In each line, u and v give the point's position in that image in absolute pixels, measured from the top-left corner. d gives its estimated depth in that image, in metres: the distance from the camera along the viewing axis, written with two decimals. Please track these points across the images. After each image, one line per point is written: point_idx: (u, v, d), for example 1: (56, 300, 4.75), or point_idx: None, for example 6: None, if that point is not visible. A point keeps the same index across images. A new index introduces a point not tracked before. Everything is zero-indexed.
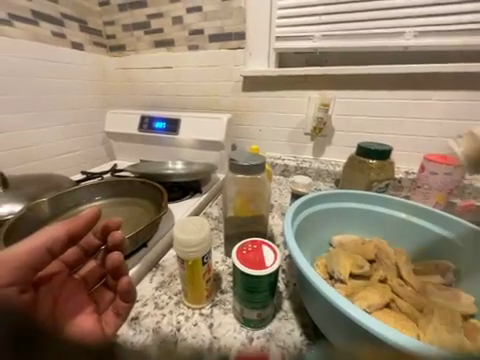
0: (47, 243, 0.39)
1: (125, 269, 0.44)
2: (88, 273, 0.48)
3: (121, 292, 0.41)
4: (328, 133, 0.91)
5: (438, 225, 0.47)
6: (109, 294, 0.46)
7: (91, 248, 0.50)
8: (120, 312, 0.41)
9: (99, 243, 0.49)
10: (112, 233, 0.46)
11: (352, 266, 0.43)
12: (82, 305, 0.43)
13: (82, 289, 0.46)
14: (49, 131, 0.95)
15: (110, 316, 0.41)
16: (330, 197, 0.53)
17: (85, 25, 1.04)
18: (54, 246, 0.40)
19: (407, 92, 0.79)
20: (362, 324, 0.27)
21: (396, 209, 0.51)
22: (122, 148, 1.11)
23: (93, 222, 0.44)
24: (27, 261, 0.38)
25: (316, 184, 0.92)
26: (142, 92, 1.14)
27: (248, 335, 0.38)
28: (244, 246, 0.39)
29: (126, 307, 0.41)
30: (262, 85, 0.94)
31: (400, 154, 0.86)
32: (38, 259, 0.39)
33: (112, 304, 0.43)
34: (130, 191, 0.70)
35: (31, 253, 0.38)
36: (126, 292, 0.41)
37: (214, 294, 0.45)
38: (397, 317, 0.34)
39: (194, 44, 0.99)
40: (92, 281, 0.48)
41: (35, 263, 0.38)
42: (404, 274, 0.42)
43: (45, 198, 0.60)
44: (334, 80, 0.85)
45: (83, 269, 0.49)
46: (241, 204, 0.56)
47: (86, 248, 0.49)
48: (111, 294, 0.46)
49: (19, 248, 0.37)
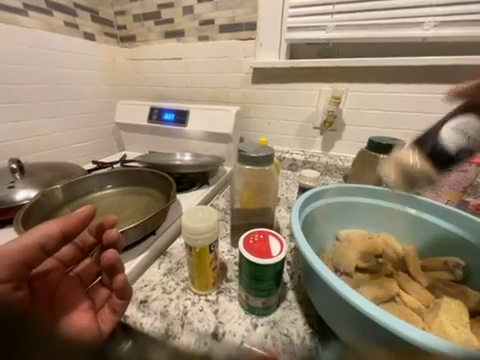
0: (40, 239, 0.40)
1: (120, 267, 0.43)
2: (84, 270, 0.49)
3: (117, 290, 0.42)
4: (338, 127, 0.90)
5: (448, 221, 0.46)
6: (104, 291, 0.46)
7: (87, 246, 0.50)
8: (116, 310, 0.41)
9: (94, 240, 0.49)
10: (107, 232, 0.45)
11: (358, 259, 0.42)
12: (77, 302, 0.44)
13: (77, 287, 0.47)
14: (62, 121, 0.98)
15: (106, 314, 0.42)
16: (335, 191, 0.53)
17: (97, 15, 1.05)
18: (47, 243, 0.40)
19: (423, 85, 0.76)
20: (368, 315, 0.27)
21: (406, 205, 0.50)
22: (132, 139, 1.13)
23: (86, 221, 0.44)
24: (19, 258, 0.38)
25: (324, 179, 0.92)
26: (151, 83, 1.14)
27: (253, 322, 0.39)
28: (251, 235, 0.39)
29: (121, 304, 0.41)
30: (272, 77, 0.93)
31: None
32: (29, 257, 0.39)
33: (108, 301, 0.44)
34: (140, 180, 0.71)
35: (23, 251, 0.38)
36: (124, 288, 0.41)
37: (219, 282, 0.46)
38: (402, 310, 0.34)
39: (204, 35, 0.98)
40: (89, 279, 0.49)
41: (27, 260, 0.39)
42: (412, 270, 0.41)
43: (59, 185, 0.62)
44: (347, 72, 0.83)
45: (79, 267, 0.49)
46: (248, 196, 0.56)
47: (81, 246, 0.49)
48: (106, 291, 0.46)
49: (11, 246, 0.38)
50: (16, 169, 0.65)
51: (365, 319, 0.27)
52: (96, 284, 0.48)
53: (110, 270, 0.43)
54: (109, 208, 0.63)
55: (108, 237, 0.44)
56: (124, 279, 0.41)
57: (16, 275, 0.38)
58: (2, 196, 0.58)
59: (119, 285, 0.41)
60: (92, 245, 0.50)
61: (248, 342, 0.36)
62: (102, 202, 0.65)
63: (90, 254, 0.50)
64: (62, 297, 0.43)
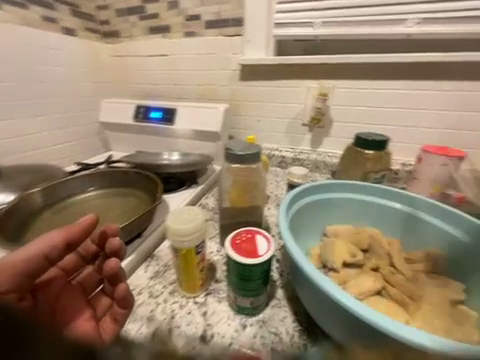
0: (44, 249, 0.40)
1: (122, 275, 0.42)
2: (86, 279, 0.47)
3: (118, 299, 0.40)
4: (326, 124, 0.90)
5: (429, 213, 0.47)
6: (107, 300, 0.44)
7: (89, 254, 0.49)
8: (118, 318, 0.39)
9: (96, 249, 0.48)
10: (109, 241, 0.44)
11: (345, 255, 0.43)
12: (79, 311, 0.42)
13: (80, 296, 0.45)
14: (42, 121, 0.94)
15: (107, 322, 0.39)
16: (323, 188, 0.53)
17: (77, 9, 1.00)
18: (51, 252, 0.41)
19: (407, 82, 0.78)
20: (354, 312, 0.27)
21: (392, 200, 0.51)
22: (118, 138, 1.10)
23: (90, 230, 0.44)
24: (24, 268, 0.38)
25: (313, 176, 0.92)
26: (137, 81, 1.11)
27: (242, 322, 0.39)
28: (238, 235, 0.39)
29: (123, 314, 0.40)
30: (260, 74, 0.92)
31: (398, 146, 0.85)
32: (34, 266, 0.39)
33: (109, 311, 0.42)
34: (125, 181, 0.69)
35: (28, 260, 0.39)
36: (125, 297, 0.40)
37: (208, 283, 0.45)
38: (387, 304, 0.34)
39: (190, 31, 0.95)
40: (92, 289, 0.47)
41: (32, 269, 0.39)
42: (397, 263, 0.42)
43: (38, 188, 0.59)
44: (334, 69, 0.83)
45: (80, 276, 0.48)
46: (236, 195, 0.55)
47: (83, 254, 0.48)
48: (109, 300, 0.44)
49: (17, 256, 0.38)
50: None
51: (350, 314, 0.27)
52: (99, 294, 0.47)
53: (112, 278, 0.43)
54: (93, 210, 0.61)
55: (111, 247, 0.43)
56: (126, 288, 0.40)
57: (20, 284, 0.37)
58: None
59: (121, 294, 0.40)
60: (95, 254, 0.49)
61: (237, 342, 0.36)
62: (85, 205, 0.63)
63: (93, 262, 0.49)
64: (64, 307, 0.42)
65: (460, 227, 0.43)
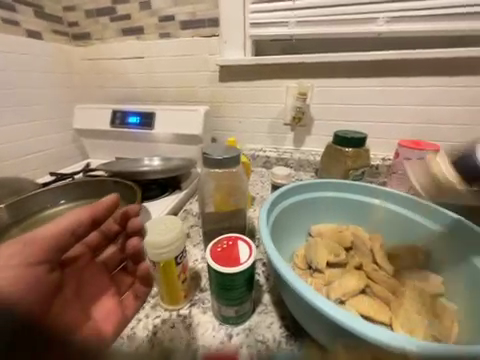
0: (72, 227, 0.36)
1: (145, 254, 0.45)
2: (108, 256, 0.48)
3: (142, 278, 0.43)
4: (307, 123, 0.91)
5: (407, 208, 0.48)
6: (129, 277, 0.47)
7: (112, 232, 0.48)
8: (139, 296, 0.43)
9: (118, 228, 0.48)
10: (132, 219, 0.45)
11: (329, 255, 0.42)
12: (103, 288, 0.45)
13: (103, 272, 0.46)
14: (9, 131, 0.87)
15: (129, 299, 0.43)
16: (304, 187, 0.53)
17: (42, 11, 0.94)
18: (81, 229, 0.37)
19: (382, 79, 0.80)
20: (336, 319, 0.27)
21: (371, 196, 0.52)
22: (95, 145, 1.05)
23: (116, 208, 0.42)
24: (57, 244, 0.35)
25: (298, 174, 0.93)
26: (112, 85, 1.06)
27: (228, 332, 0.37)
28: (219, 243, 0.37)
29: (145, 290, 0.43)
30: (239, 75, 0.91)
31: (376, 141, 0.87)
32: (65, 243, 0.36)
33: (131, 289, 0.44)
34: (102, 191, 0.66)
35: (58, 237, 0.35)
36: (148, 276, 0.42)
37: (192, 293, 0.43)
38: (371, 302, 0.35)
39: (165, 32, 0.93)
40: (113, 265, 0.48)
41: (62, 246, 0.36)
42: (379, 259, 0.42)
43: (3, 205, 0.55)
44: (311, 68, 0.84)
45: (104, 253, 0.48)
46: (219, 199, 0.54)
47: (105, 232, 0.47)
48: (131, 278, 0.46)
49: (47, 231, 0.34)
50: None
51: (329, 320, 0.27)
52: (120, 271, 0.48)
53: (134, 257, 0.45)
54: None
55: (134, 225, 0.45)
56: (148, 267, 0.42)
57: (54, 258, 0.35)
58: None
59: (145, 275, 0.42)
60: (118, 232, 0.48)
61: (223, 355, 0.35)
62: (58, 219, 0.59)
63: (115, 241, 0.48)
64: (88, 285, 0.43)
65: (436, 220, 0.45)
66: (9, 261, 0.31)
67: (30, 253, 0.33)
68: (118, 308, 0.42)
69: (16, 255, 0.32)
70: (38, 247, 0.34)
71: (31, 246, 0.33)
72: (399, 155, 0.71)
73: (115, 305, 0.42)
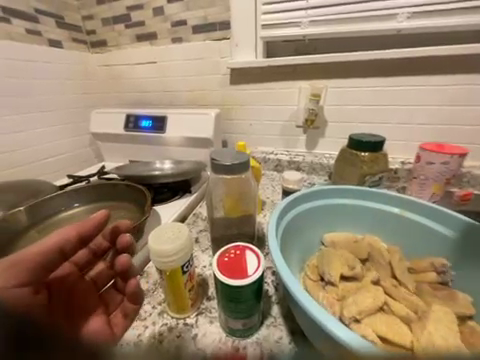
0: (59, 243, 0.40)
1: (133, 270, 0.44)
2: (97, 274, 0.48)
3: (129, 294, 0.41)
4: (320, 125, 0.88)
5: (431, 219, 0.44)
6: (119, 296, 0.46)
7: (100, 251, 0.50)
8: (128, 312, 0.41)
9: (107, 245, 0.50)
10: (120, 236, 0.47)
11: (342, 267, 0.40)
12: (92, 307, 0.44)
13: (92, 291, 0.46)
14: (31, 135, 0.92)
15: (118, 318, 0.41)
16: (316, 194, 0.50)
17: (62, 21, 0.99)
18: (66, 246, 0.41)
19: (401, 78, 0.75)
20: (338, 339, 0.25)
21: (390, 204, 0.48)
22: (110, 149, 1.08)
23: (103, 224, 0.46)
24: (42, 262, 0.38)
25: (310, 178, 0.90)
26: (127, 90, 1.09)
27: (235, 345, 0.36)
28: (226, 253, 0.36)
29: (134, 307, 0.42)
30: (250, 77, 0.90)
31: (395, 143, 0.82)
32: (49, 260, 0.39)
33: (120, 306, 0.43)
34: (114, 194, 0.67)
35: (45, 253, 0.38)
36: (136, 292, 0.42)
37: (199, 302, 0.43)
38: (389, 322, 0.32)
39: (178, 37, 0.94)
40: (102, 283, 0.48)
41: (46, 263, 0.39)
42: (399, 274, 0.39)
43: (22, 207, 0.57)
44: (326, 68, 0.81)
45: (93, 271, 0.49)
46: (229, 205, 0.53)
47: (94, 251, 0.50)
48: (120, 296, 0.45)
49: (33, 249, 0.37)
50: None
51: (339, 343, 0.25)
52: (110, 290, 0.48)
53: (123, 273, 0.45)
54: None
55: (121, 243, 0.46)
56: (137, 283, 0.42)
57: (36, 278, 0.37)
58: None
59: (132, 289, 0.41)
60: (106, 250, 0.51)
61: None
62: (72, 222, 0.61)
63: (104, 258, 0.51)
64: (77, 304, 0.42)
65: (465, 233, 0.40)
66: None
67: (12, 273, 0.34)
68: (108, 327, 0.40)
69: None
70: (19, 268, 0.35)
71: (13, 267, 0.34)
72: (420, 158, 0.66)
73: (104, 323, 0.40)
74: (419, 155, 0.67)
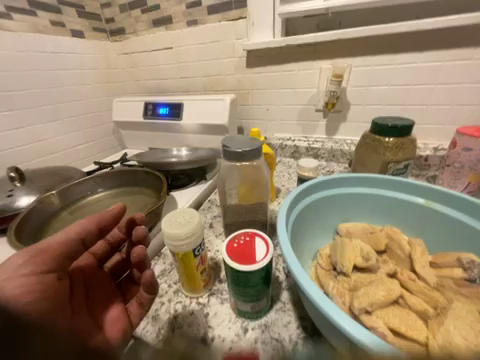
0: (80, 233, 0.38)
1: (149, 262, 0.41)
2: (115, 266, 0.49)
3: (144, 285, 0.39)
4: (342, 108, 0.82)
5: (463, 212, 0.40)
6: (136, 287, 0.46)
7: (117, 241, 0.49)
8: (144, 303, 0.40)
9: (123, 236, 0.49)
10: (136, 227, 0.44)
11: (356, 258, 0.38)
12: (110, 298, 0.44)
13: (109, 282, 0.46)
14: (60, 125, 0.99)
15: (134, 307, 0.40)
16: (332, 183, 0.48)
17: (83, 10, 1.01)
18: (87, 236, 0.39)
19: (440, 52, 0.66)
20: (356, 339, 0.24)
21: (414, 195, 0.45)
22: (131, 136, 1.12)
23: (121, 216, 0.44)
24: (66, 251, 0.37)
25: (329, 166, 0.86)
26: (145, 77, 1.11)
27: (243, 326, 0.38)
28: (236, 239, 0.37)
29: (149, 299, 0.39)
30: (267, 59, 0.85)
31: (428, 128, 0.74)
32: (72, 250, 0.38)
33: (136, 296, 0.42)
34: (134, 180, 0.71)
35: (67, 244, 0.37)
36: (152, 283, 0.39)
37: (212, 283, 0.45)
38: (402, 315, 0.30)
39: (193, 19, 0.91)
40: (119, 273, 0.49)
41: (71, 253, 0.37)
42: (418, 268, 0.37)
43: (54, 191, 0.63)
44: (351, 44, 0.73)
45: (109, 262, 0.49)
46: (244, 192, 0.53)
47: (111, 242, 0.49)
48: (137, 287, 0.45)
49: (57, 238, 0.37)
50: (15, 177, 0.66)
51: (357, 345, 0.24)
52: (126, 280, 0.48)
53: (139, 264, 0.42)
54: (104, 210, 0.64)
55: (137, 234, 0.43)
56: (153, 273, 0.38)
57: (62, 266, 0.37)
58: (3, 204, 0.59)
59: (148, 280, 0.38)
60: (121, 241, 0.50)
61: (237, 347, 0.35)
62: (98, 205, 0.66)
63: (119, 251, 0.50)
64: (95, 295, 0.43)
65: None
66: (19, 270, 0.32)
67: (37, 262, 0.34)
68: (125, 316, 0.40)
69: (24, 265, 0.33)
70: (44, 256, 0.35)
71: (38, 254, 0.34)
72: (455, 144, 0.60)
73: (121, 312, 0.40)
74: (456, 140, 0.60)
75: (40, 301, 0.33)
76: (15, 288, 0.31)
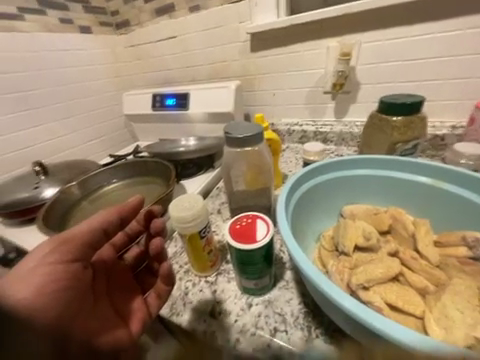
0: (103, 224, 0.41)
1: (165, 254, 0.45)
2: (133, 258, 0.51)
3: (162, 276, 0.43)
4: (351, 89, 0.78)
5: (472, 191, 0.39)
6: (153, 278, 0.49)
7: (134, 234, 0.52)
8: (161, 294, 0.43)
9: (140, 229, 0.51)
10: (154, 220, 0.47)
11: (357, 237, 0.39)
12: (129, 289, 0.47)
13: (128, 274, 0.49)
14: (76, 120, 1.05)
15: (152, 297, 0.44)
16: (335, 165, 0.48)
17: (88, 5, 1.03)
18: (109, 227, 0.42)
19: (460, 19, 0.60)
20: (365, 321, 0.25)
21: (422, 174, 0.44)
22: (141, 129, 1.16)
23: (139, 208, 0.47)
24: (90, 242, 0.40)
25: (339, 150, 0.84)
26: (152, 69, 1.12)
27: (248, 301, 0.40)
28: (238, 221, 0.39)
29: (167, 290, 0.43)
30: (271, 41, 0.83)
31: (446, 104, 0.69)
32: (95, 241, 0.41)
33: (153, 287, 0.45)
34: (146, 170, 0.74)
35: (91, 235, 0.40)
36: (168, 274, 0.42)
37: (219, 264, 0.47)
38: (401, 292, 0.31)
39: (194, 5, 0.90)
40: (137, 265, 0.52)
41: (95, 244, 0.40)
42: (422, 247, 0.37)
43: (74, 182, 0.68)
44: (360, 18, 0.69)
45: (128, 254, 0.51)
46: (252, 177, 0.54)
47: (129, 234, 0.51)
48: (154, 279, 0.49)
49: (82, 230, 0.39)
50: (40, 170, 0.72)
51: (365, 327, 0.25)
52: (143, 270, 0.51)
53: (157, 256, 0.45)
54: (119, 199, 0.68)
55: (155, 227, 0.46)
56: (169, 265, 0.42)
57: (86, 257, 0.40)
58: (31, 195, 0.66)
59: (164, 273, 0.42)
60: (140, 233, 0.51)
61: (242, 320, 0.38)
62: (114, 195, 0.71)
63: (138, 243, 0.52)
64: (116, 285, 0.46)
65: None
66: (47, 258, 0.35)
67: (63, 251, 0.37)
68: (144, 307, 0.44)
69: (52, 253, 0.36)
70: (70, 245, 0.38)
71: (64, 244, 0.37)
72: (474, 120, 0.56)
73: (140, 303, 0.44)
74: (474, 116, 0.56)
75: (64, 290, 0.35)
76: (43, 275, 0.34)
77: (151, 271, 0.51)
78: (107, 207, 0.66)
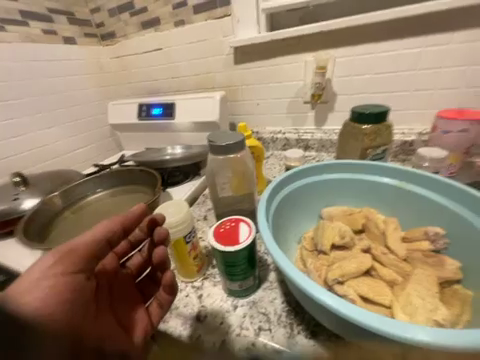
0: (106, 233, 0.40)
1: (169, 263, 0.43)
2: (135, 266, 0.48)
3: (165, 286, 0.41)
4: (329, 99, 0.84)
5: (432, 190, 0.43)
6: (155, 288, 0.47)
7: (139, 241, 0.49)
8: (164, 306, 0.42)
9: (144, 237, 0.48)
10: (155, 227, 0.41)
11: (334, 236, 0.41)
12: (131, 299, 0.44)
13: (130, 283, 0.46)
14: (59, 130, 1.03)
15: (154, 309, 0.42)
16: (312, 170, 0.51)
17: (73, 17, 1.04)
18: (113, 236, 0.41)
19: (418, 38, 0.68)
20: (353, 320, 0.25)
21: (389, 176, 0.48)
22: (127, 138, 1.15)
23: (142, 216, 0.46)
24: (94, 252, 0.38)
25: (319, 156, 0.88)
26: (138, 79, 1.13)
27: (233, 303, 0.41)
28: (222, 225, 0.41)
29: (170, 301, 0.42)
30: (253, 55, 0.88)
31: (412, 113, 0.76)
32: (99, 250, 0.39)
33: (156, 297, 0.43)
34: (131, 179, 0.74)
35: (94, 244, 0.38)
36: (173, 285, 0.41)
37: (205, 269, 0.48)
38: (372, 284, 0.34)
39: (179, 20, 0.93)
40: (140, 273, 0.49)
41: (98, 253, 0.39)
42: (390, 243, 0.40)
43: (57, 193, 0.67)
44: (332, 36, 0.75)
45: (131, 262, 0.48)
46: (237, 183, 0.56)
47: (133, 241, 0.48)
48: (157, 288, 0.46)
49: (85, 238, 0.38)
50: (19, 181, 0.69)
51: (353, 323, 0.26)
52: (146, 280, 0.48)
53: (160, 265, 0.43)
54: (104, 209, 0.68)
55: (159, 235, 0.40)
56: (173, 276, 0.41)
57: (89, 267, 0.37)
58: (10, 206, 0.64)
59: (168, 282, 0.41)
60: (143, 240, 0.49)
61: (227, 321, 0.39)
62: (98, 204, 0.70)
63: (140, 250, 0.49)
64: (117, 297, 0.43)
65: (455, 199, 0.41)
66: (49, 270, 0.33)
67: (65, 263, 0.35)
68: (147, 318, 0.41)
69: (54, 264, 0.34)
70: (71, 257, 0.35)
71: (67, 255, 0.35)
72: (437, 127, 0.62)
73: (144, 314, 0.42)
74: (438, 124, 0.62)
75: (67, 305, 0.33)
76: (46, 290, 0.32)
77: (154, 278, 0.48)
78: (92, 217, 0.66)
